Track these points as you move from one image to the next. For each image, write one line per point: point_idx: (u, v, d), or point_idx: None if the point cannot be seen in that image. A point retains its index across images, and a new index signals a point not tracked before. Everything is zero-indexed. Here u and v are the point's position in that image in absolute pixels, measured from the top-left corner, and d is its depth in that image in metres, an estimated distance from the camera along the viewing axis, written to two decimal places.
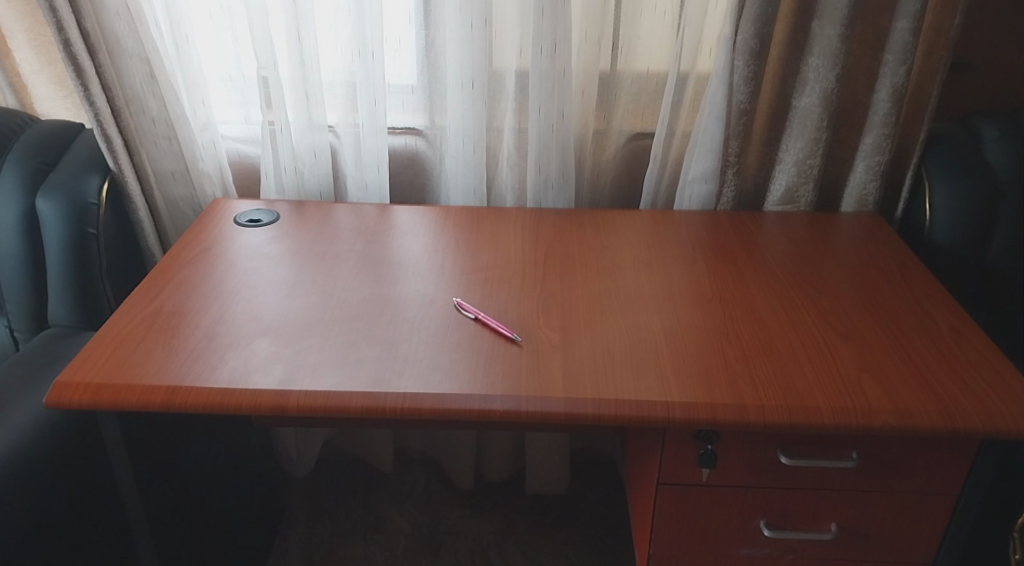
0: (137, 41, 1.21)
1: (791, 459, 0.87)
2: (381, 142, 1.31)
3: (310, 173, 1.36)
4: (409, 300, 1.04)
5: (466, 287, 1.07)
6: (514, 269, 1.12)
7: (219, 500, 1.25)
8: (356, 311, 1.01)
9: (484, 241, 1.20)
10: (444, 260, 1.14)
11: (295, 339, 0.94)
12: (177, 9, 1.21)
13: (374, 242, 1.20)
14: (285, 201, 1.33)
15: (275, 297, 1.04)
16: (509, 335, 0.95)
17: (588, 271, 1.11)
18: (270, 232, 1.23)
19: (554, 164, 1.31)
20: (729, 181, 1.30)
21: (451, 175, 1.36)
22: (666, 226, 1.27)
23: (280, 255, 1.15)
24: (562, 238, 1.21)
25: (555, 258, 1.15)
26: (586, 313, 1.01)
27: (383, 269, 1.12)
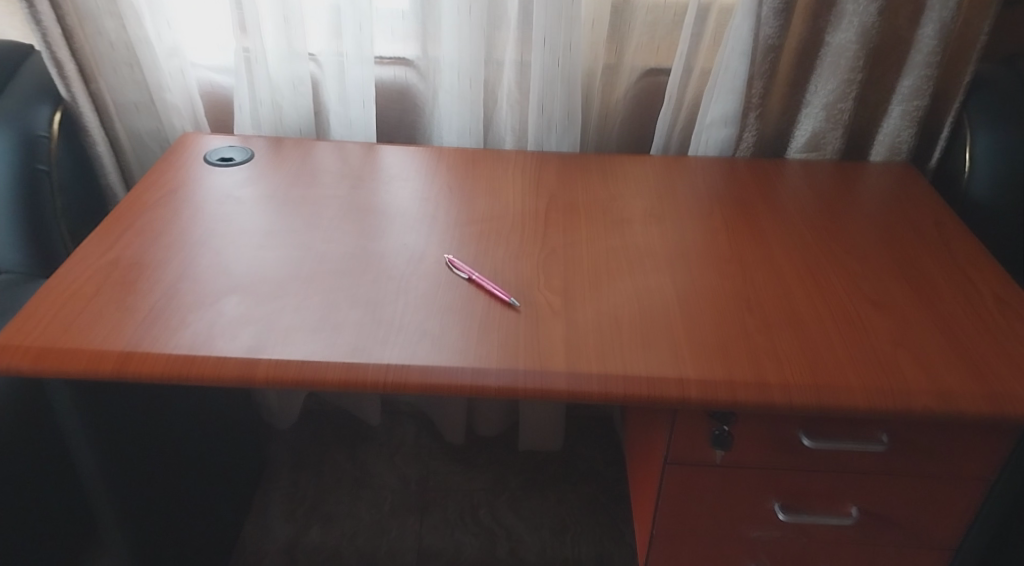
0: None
1: (813, 442, 0.79)
2: (366, 74, 1.18)
3: (290, 108, 1.23)
4: (396, 254, 0.93)
5: (460, 240, 0.96)
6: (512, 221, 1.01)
7: (189, 459, 1.18)
8: (336, 267, 0.90)
9: (480, 188, 1.09)
10: (435, 209, 1.04)
11: (267, 297, 0.84)
12: None
13: (358, 186, 1.08)
14: (261, 137, 1.21)
15: (244, 246, 0.93)
16: (506, 299, 0.85)
17: (594, 225, 1.00)
18: (244, 171, 1.10)
19: (558, 103, 1.18)
20: (751, 125, 1.18)
21: (445, 112, 1.24)
22: (680, 174, 1.16)
23: (252, 199, 1.03)
24: (566, 188, 1.10)
25: (557, 210, 1.04)
26: (590, 273, 0.90)
27: (367, 217, 1.01)
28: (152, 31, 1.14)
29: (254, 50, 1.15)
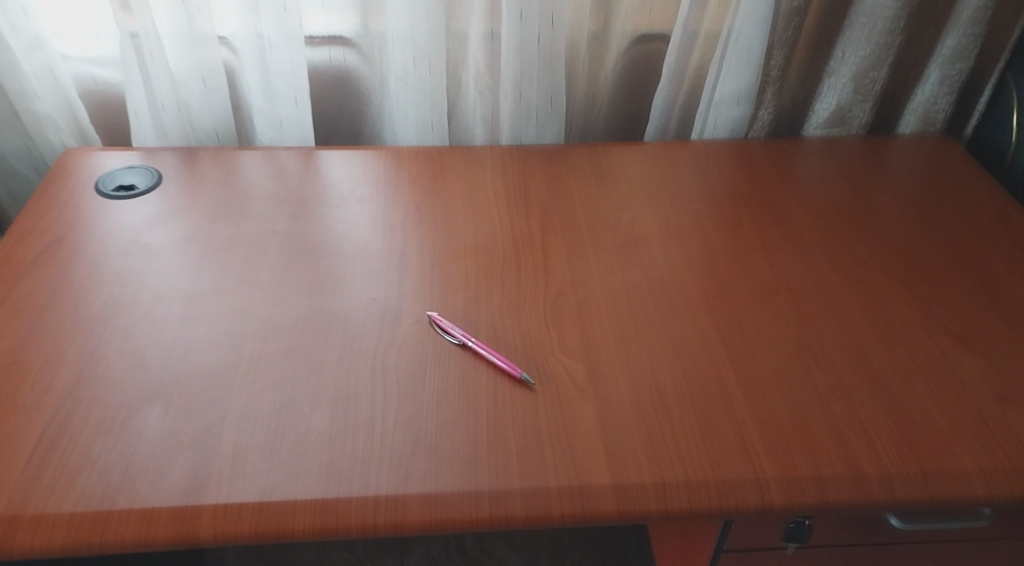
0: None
1: (903, 523, 0.64)
2: (297, 59, 0.94)
3: (201, 109, 0.98)
4: (363, 315, 0.73)
5: (443, 293, 0.77)
6: (505, 256, 0.82)
7: None
8: (290, 344, 0.70)
9: (455, 208, 0.89)
10: (405, 243, 0.83)
11: (201, 404, 0.64)
12: None
13: (300, 215, 0.86)
14: (168, 150, 0.95)
15: (163, 320, 0.71)
16: (513, 374, 0.66)
17: (602, 251, 0.82)
18: (151, 203, 0.86)
19: (537, 85, 0.97)
20: (767, 101, 1.02)
21: (398, 103, 1.00)
22: (689, 168, 0.98)
23: (168, 245, 0.80)
24: (559, 200, 0.91)
25: (555, 233, 0.86)
26: (613, 321, 0.72)
27: (319, 261, 0.80)
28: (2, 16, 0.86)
29: (145, 36, 0.89)
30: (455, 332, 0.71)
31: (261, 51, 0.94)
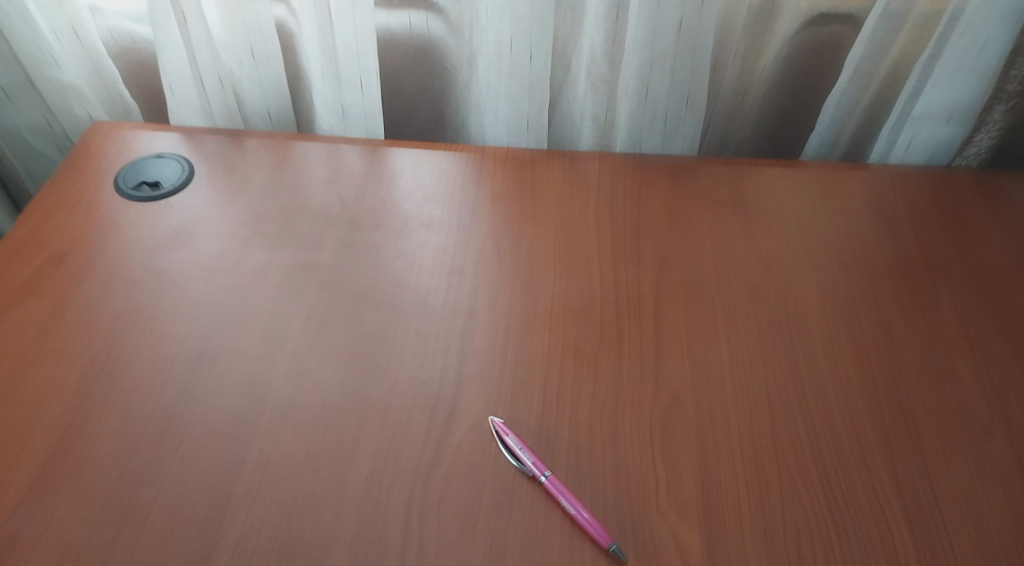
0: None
1: None
2: (362, 22, 0.73)
3: (250, 84, 0.81)
4: (408, 405, 0.55)
5: (518, 380, 0.57)
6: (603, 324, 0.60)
7: None
8: (309, 449, 0.52)
9: (546, 245, 0.68)
10: (476, 297, 0.63)
11: (180, 531, 0.48)
12: None
13: (349, 242, 0.67)
14: (211, 132, 0.78)
15: (157, 386, 0.55)
16: (601, 539, 0.49)
17: (739, 337, 0.61)
18: (176, 209, 0.70)
19: (669, 83, 0.74)
20: (993, 120, 0.75)
21: (487, 93, 0.79)
22: (872, 207, 0.72)
23: (183, 272, 0.64)
24: (683, 244, 0.68)
25: (671, 297, 0.63)
26: (751, 463, 0.53)
27: (362, 312, 0.61)
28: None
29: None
30: (524, 455, 0.52)
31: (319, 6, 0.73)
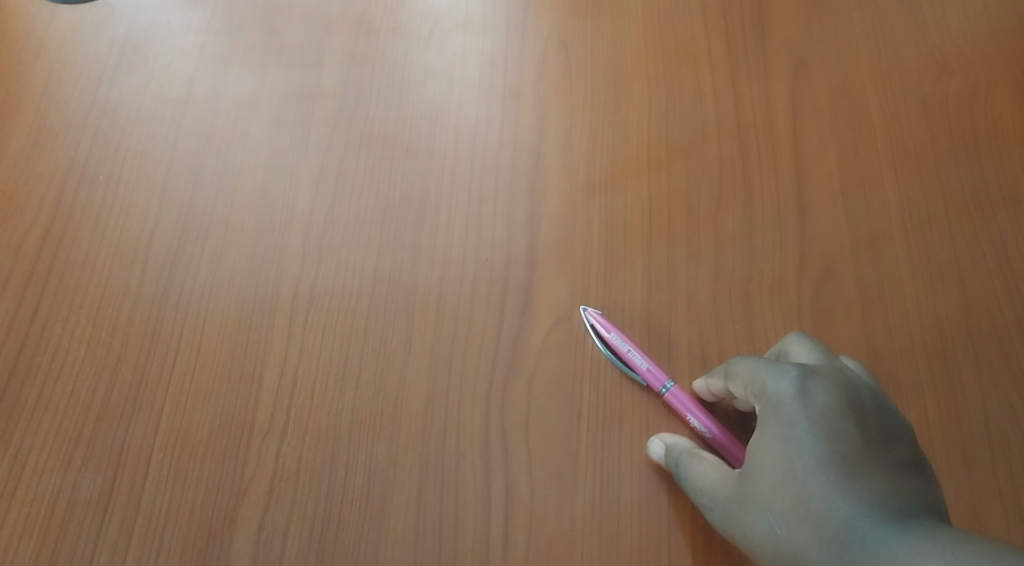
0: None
1: None
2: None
3: None
4: (468, 294, 0.41)
5: (613, 249, 0.43)
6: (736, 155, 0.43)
7: None
8: (347, 359, 0.39)
9: (633, 50, 0.49)
10: (542, 134, 0.46)
11: (196, 481, 0.36)
12: None
13: (363, 56, 0.49)
14: None
15: (132, 279, 0.41)
16: (734, 459, 0.37)
17: (910, 176, 0.45)
18: (119, 13, 0.51)
19: None
20: None
21: None
22: None
23: (141, 110, 0.47)
24: (825, 42, 0.49)
25: (815, 115, 0.47)
26: (939, 349, 0.40)
27: (397, 161, 0.46)
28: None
29: None
30: (636, 357, 0.39)
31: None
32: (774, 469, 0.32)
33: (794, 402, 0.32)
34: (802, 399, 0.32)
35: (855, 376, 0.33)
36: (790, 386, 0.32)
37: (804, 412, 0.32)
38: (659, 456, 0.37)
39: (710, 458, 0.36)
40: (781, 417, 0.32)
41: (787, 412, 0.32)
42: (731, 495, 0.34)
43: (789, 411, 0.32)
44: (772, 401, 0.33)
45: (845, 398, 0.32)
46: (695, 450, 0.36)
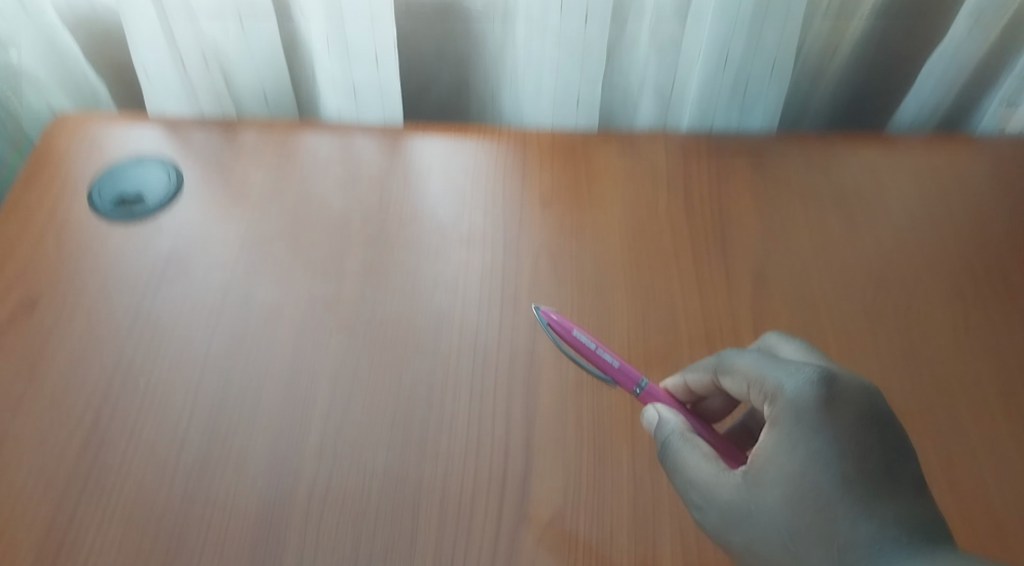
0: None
1: None
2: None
3: (241, 63, 0.66)
4: (469, 493, 0.45)
5: (600, 448, 0.47)
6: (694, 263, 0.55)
7: None
8: (358, 557, 0.43)
9: (612, 263, 0.57)
10: (534, 338, 0.53)
11: None
12: None
13: (377, 266, 0.57)
14: (202, 125, 0.65)
15: (165, 480, 0.45)
16: (724, 453, 0.46)
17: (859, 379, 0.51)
18: (165, 231, 0.58)
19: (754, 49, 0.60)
20: None
21: (528, 65, 0.66)
22: (994, 198, 0.61)
23: (179, 317, 0.53)
24: (777, 256, 0.57)
25: (774, 321, 0.53)
26: None
27: (406, 363, 0.51)
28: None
29: None
30: (605, 353, 0.49)
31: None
32: (795, 479, 0.39)
33: (818, 407, 0.39)
34: (827, 406, 0.39)
35: (847, 369, 0.41)
36: (812, 392, 0.39)
37: (823, 413, 0.39)
38: (653, 427, 0.45)
39: (704, 450, 0.43)
40: (806, 420, 0.39)
41: (813, 421, 0.39)
42: (737, 501, 0.41)
43: (812, 418, 0.39)
44: (797, 404, 0.39)
45: (856, 400, 0.39)
46: (686, 433, 0.44)
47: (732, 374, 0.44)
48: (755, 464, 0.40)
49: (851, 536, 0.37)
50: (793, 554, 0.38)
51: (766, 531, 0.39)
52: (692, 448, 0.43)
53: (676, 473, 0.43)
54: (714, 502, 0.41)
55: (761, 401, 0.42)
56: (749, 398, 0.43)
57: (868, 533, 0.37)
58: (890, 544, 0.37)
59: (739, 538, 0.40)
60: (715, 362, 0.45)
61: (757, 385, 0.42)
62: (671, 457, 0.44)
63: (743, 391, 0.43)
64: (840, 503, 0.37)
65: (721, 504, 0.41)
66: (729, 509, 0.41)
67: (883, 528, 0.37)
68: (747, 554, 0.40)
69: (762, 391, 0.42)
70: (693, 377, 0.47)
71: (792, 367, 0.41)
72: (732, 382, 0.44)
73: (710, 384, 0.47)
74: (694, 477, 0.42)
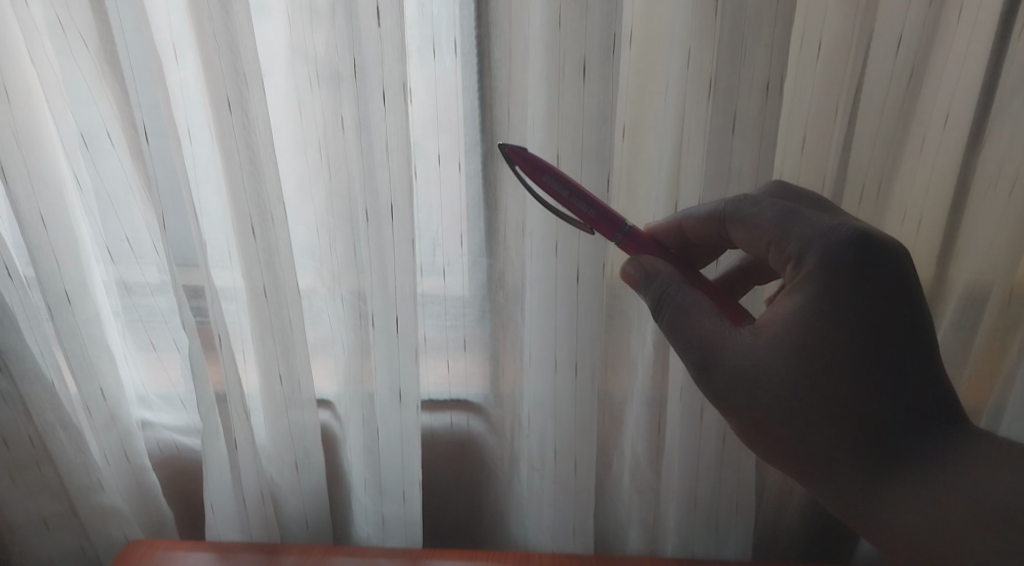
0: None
1: None
2: (408, 422, 0.73)
3: (291, 494, 0.79)
4: None
5: None
6: (667, 245, 0.63)
7: None
8: None
9: None
10: None
11: None
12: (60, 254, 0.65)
13: None
14: (248, 551, 0.75)
15: None
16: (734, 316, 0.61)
17: None
18: None
19: (718, 490, 0.72)
20: None
21: (530, 499, 0.77)
22: None
23: None
24: None
25: None
26: None
27: None
28: (79, 396, 0.71)
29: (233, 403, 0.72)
30: (581, 202, 0.57)
31: (364, 418, 0.74)
32: (825, 318, 0.55)
33: (840, 269, 0.54)
34: (855, 243, 0.55)
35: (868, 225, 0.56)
36: (837, 243, 0.55)
37: (840, 282, 0.54)
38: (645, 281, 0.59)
39: (698, 295, 0.59)
40: (828, 275, 0.55)
41: (838, 254, 0.55)
42: (778, 348, 0.56)
43: (834, 282, 0.54)
44: (828, 257, 0.55)
45: (878, 247, 0.55)
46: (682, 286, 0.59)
47: (749, 225, 0.57)
48: (772, 329, 0.56)
49: (863, 412, 0.55)
50: (807, 427, 0.56)
51: (786, 414, 0.56)
52: (703, 310, 0.58)
53: (675, 299, 0.58)
54: (735, 376, 0.57)
55: (784, 258, 0.57)
56: (773, 258, 0.58)
57: (872, 383, 0.55)
58: (894, 415, 0.55)
59: (757, 401, 0.57)
60: (735, 208, 0.58)
61: (775, 239, 0.57)
62: (689, 315, 0.58)
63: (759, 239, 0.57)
64: (854, 375, 0.54)
65: (744, 364, 0.56)
66: (746, 376, 0.57)
67: (882, 401, 0.55)
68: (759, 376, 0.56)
69: (786, 253, 0.57)
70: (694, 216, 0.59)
71: (814, 222, 0.56)
72: (746, 235, 0.58)
73: (712, 221, 0.59)
74: (720, 333, 0.57)
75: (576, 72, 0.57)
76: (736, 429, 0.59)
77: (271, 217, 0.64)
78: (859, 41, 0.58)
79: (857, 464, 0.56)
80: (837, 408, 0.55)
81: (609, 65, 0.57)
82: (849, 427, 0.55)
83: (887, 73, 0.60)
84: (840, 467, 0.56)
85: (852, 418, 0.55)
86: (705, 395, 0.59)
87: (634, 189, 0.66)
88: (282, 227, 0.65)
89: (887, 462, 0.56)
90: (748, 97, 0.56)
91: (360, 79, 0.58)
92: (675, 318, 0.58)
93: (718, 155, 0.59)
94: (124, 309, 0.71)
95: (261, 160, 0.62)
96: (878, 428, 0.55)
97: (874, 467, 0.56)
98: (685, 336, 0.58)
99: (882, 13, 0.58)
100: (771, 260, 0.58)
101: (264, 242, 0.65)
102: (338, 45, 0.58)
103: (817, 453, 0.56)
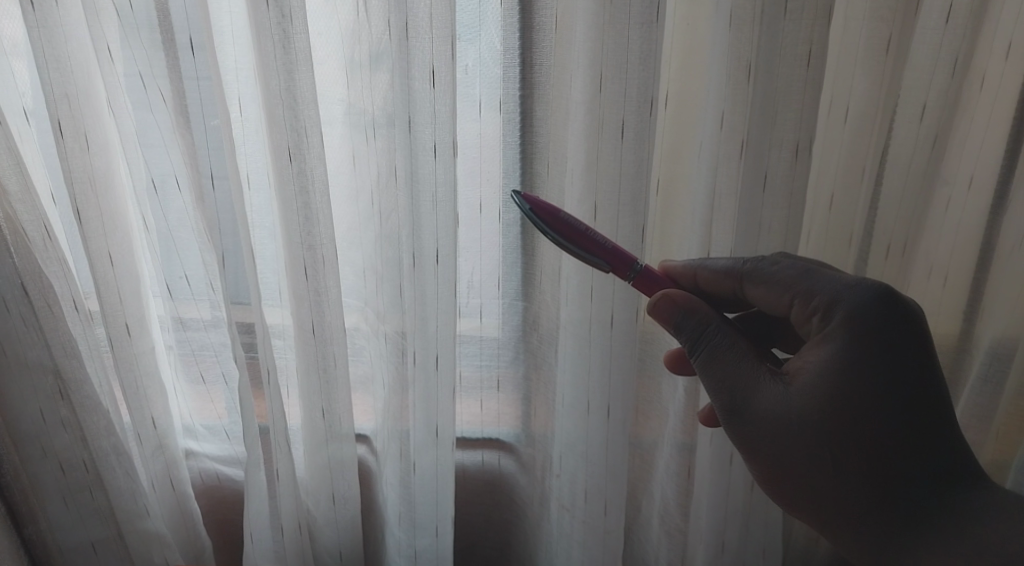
0: (24, 302, 0.66)
1: None
2: (442, 459, 0.75)
3: (326, 526, 0.81)
4: None
5: None
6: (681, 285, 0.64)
7: None
8: None
9: None
10: None
11: None
12: (125, 288, 0.69)
13: None
14: None
15: None
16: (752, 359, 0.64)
17: None
18: None
19: (745, 535, 0.74)
20: None
21: (559, 540, 0.78)
22: None
23: None
24: None
25: None
26: None
27: None
28: (131, 424, 0.75)
29: (275, 436, 0.74)
30: (595, 236, 0.59)
31: (401, 454, 0.76)
32: (851, 368, 0.57)
33: (867, 325, 0.57)
34: (880, 299, 0.57)
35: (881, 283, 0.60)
36: (864, 299, 0.57)
37: (867, 339, 0.57)
38: (681, 320, 0.59)
39: (730, 340, 0.59)
40: (856, 329, 0.57)
41: (867, 308, 0.57)
42: (807, 393, 0.57)
43: (861, 336, 0.57)
44: (854, 314, 0.57)
45: (899, 306, 0.57)
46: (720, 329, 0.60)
47: (771, 282, 0.60)
48: (800, 376, 0.58)
49: (882, 463, 0.58)
50: (827, 472, 0.58)
51: (807, 460, 0.58)
52: (738, 353, 0.59)
53: (708, 344, 0.59)
54: (763, 421, 0.58)
55: (808, 312, 0.59)
56: (796, 312, 0.60)
57: (896, 434, 0.57)
58: (905, 462, 0.58)
59: (781, 445, 0.58)
60: (755, 265, 0.61)
61: (801, 293, 0.59)
62: (722, 357, 0.59)
63: (783, 294, 0.59)
64: (875, 424, 0.57)
65: (772, 410, 0.58)
66: (774, 421, 0.58)
67: (904, 452, 0.58)
68: (787, 420, 0.58)
69: (812, 306, 0.59)
70: (714, 268, 0.62)
71: (840, 279, 0.58)
72: (769, 290, 0.60)
73: (732, 275, 0.61)
74: (751, 378, 0.59)
75: (615, 131, 0.61)
76: (756, 470, 0.61)
77: (321, 259, 0.68)
78: (886, 110, 0.62)
79: (874, 508, 0.59)
80: (864, 456, 0.57)
81: (646, 125, 0.61)
82: (864, 470, 0.58)
83: (912, 138, 0.63)
84: (854, 510, 0.59)
85: (870, 466, 0.58)
86: (730, 436, 0.60)
87: (667, 241, 0.70)
88: (332, 268, 0.69)
89: (895, 507, 0.59)
90: (778, 158, 0.61)
91: (412, 133, 0.62)
92: (708, 358, 0.59)
93: (750, 212, 0.63)
94: (177, 344, 0.75)
95: (315, 206, 0.66)
96: (897, 477, 0.58)
97: (890, 512, 0.59)
98: (716, 377, 0.59)
99: (907, 83, 0.61)
100: (794, 313, 0.60)
101: (313, 283, 0.69)
102: (394, 103, 0.62)
103: (831, 493, 0.59)
